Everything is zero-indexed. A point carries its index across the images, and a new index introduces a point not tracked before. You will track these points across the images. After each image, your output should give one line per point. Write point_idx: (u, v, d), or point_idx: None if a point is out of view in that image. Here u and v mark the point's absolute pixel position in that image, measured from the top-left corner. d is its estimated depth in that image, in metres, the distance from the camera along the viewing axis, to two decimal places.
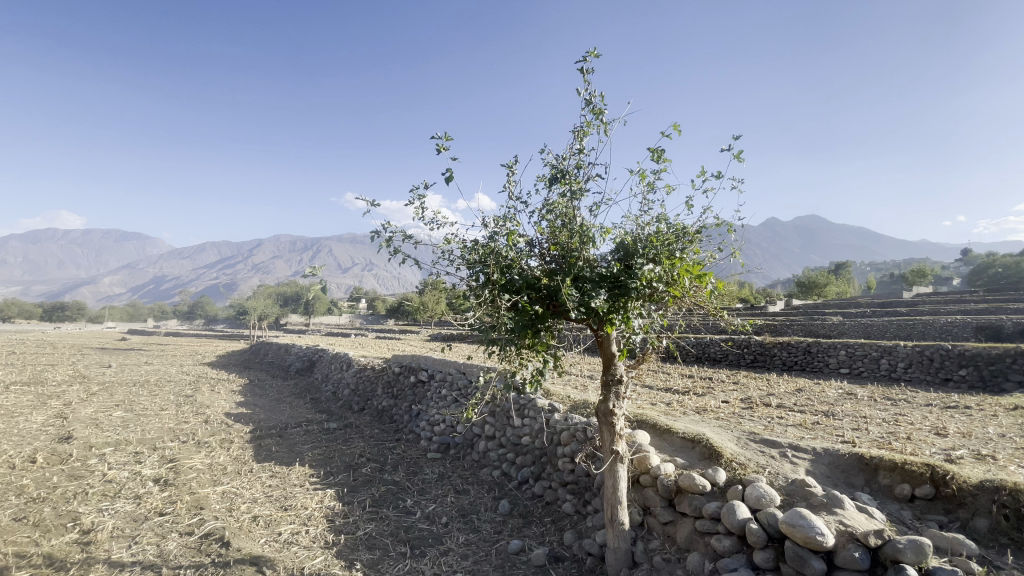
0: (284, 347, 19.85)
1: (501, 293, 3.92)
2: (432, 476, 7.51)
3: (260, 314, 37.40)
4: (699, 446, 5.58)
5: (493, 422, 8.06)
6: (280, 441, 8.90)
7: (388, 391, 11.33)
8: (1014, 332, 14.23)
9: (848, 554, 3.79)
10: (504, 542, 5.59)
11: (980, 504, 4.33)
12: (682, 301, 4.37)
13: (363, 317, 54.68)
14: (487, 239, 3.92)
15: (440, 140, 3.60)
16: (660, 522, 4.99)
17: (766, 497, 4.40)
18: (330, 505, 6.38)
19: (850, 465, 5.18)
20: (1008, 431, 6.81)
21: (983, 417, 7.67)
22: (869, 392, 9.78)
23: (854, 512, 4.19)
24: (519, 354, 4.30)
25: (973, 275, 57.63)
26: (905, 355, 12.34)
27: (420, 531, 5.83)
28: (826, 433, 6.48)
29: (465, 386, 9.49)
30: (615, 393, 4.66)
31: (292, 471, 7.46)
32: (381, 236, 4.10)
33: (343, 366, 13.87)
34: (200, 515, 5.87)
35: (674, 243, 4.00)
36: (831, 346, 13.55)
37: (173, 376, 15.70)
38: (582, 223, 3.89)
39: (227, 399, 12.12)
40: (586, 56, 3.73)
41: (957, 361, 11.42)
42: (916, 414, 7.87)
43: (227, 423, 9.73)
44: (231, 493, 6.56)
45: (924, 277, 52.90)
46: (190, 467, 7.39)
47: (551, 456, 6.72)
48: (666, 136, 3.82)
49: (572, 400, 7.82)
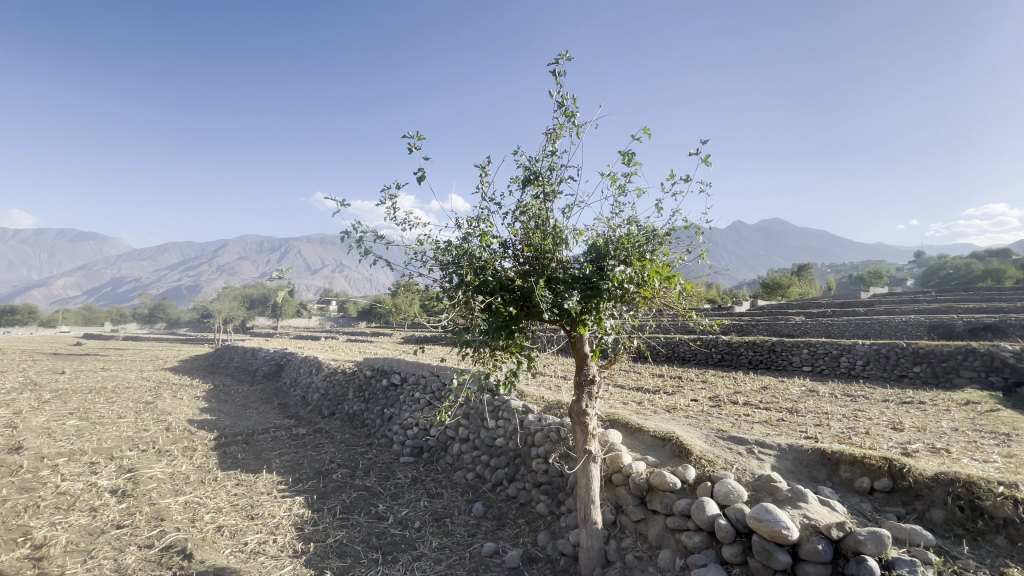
0: (251, 351, 19.27)
1: (475, 294, 3.87)
2: (404, 480, 7.40)
3: (226, 318, 36.28)
4: (670, 444, 5.68)
5: (467, 424, 8.01)
6: (246, 448, 8.62)
7: (360, 394, 11.13)
8: (964, 331, 15.00)
9: (812, 547, 3.91)
10: (477, 545, 5.54)
11: (935, 495, 4.55)
12: (653, 302, 4.43)
13: (335, 320, 53.68)
14: (460, 240, 3.88)
15: (411, 140, 3.56)
16: (631, 520, 5.04)
17: (734, 493, 4.53)
18: (298, 512, 6.21)
19: (813, 460, 5.36)
20: (960, 425, 7.18)
21: (937, 412, 8.05)
22: (831, 389, 10.14)
23: (817, 505, 4.35)
24: (493, 356, 4.28)
25: (926, 276, 60.40)
26: (863, 353, 12.86)
27: (392, 536, 5.73)
28: (791, 429, 6.68)
29: (438, 388, 9.40)
30: (587, 393, 4.68)
31: (259, 479, 7.24)
32: (351, 237, 4.02)
33: (313, 370, 13.57)
34: (161, 526, 5.63)
35: (644, 245, 4.06)
36: (794, 345, 14.00)
37: (132, 382, 15.03)
38: (555, 224, 3.91)
39: (190, 405, 11.69)
40: (558, 58, 3.77)
41: (912, 359, 11.96)
42: (875, 409, 8.21)
43: (191, 430, 9.39)
44: (194, 503, 6.31)
45: (879, 279, 55.44)
46: (150, 477, 7.08)
47: (525, 457, 6.73)
48: (636, 140, 3.88)
49: (546, 400, 7.86)
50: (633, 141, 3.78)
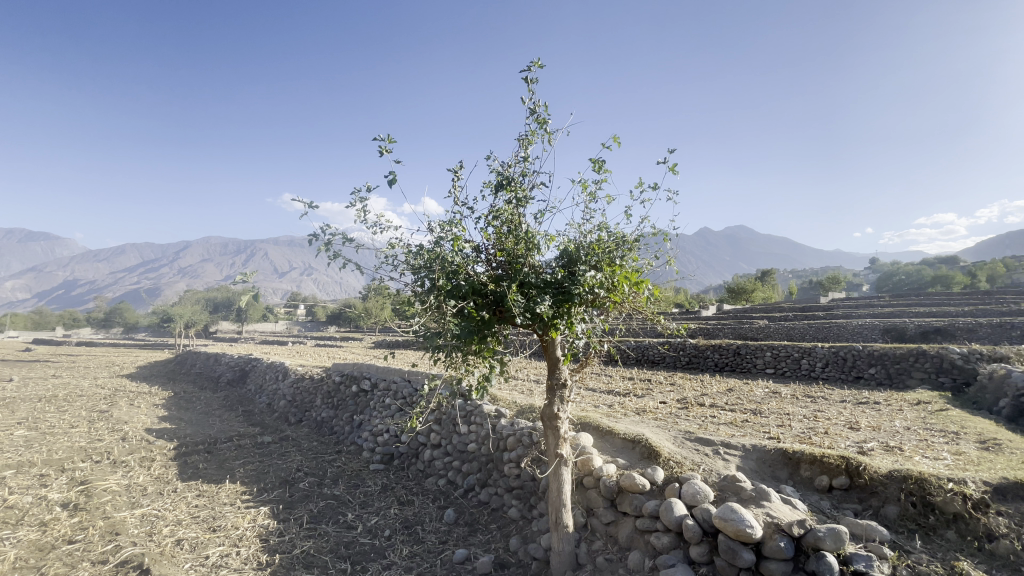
0: (213, 357, 18.61)
1: (447, 298, 3.83)
2: (374, 488, 7.26)
3: (188, 322, 34.86)
4: (639, 446, 5.77)
5: (438, 429, 7.93)
6: (208, 457, 8.31)
7: (328, 401, 10.89)
8: (915, 334, 15.76)
9: (774, 544, 4.04)
10: (449, 552, 5.49)
11: (889, 492, 4.77)
12: (623, 307, 4.48)
13: (303, 324, 52.33)
14: (432, 244, 3.86)
15: (382, 143, 3.53)
16: (602, 522, 5.08)
17: (701, 493, 4.63)
18: (264, 523, 6.02)
19: (776, 459, 5.52)
20: (912, 424, 7.54)
21: (891, 412, 8.44)
22: (792, 391, 10.49)
23: (779, 504, 4.49)
24: (465, 361, 4.27)
25: (880, 282, 63.23)
26: (822, 355, 13.38)
27: (361, 545, 5.62)
28: (755, 430, 6.89)
29: (410, 394, 9.28)
30: (559, 396, 4.71)
31: (222, 489, 6.99)
32: (319, 239, 3.95)
33: (279, 376, 13.21)
34: (116, 541, 5.35)
35: (614, 251, 4.14)
36: (758, 348, 14.44)
37: (85, 390, 14.30)
38: (527, 230, 3.94)
39: (148, 413, 11.18)
40: (530, 66, 3.80)
41: (867, 361, 12.50)
42: (834, 410, 8.53)
43: (149, 439, 8.99)
44: (152, 516, 6.04)
45: (837, 284, 57.84)
46: (104, 489, 6.74)
47: (497, 462, 6.73)
48: (606, 148, 3.95)
49: (518, 405, 7.86)
50: (604, 149, 3.84)
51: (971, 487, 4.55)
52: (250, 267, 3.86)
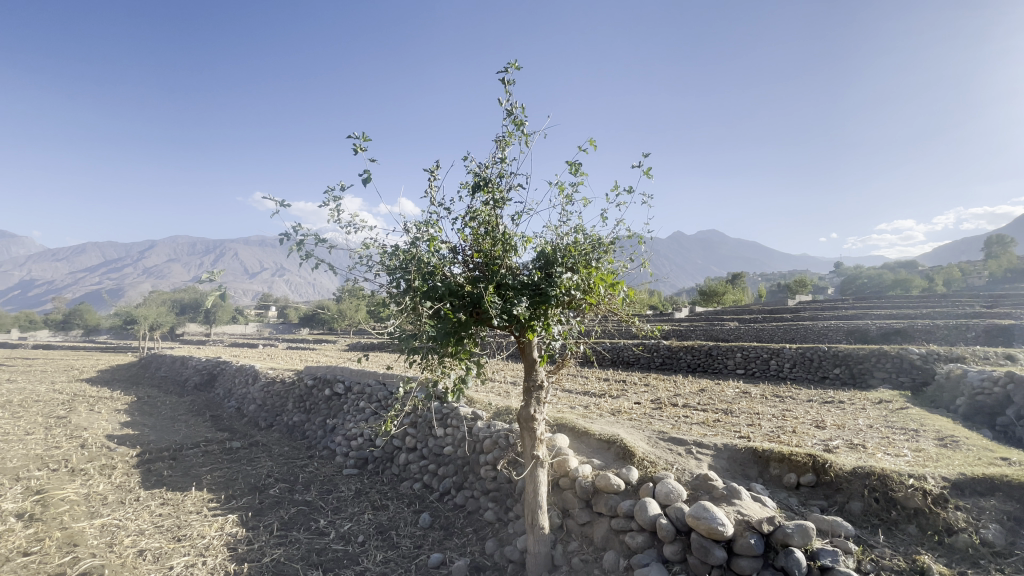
0: (180, 361, 18.00)
1: (422, 300, 3.80)
2: (347, 493, 7.13)
3: (152, 324, 33.61)
4: (614, 447, 5.82)
5: (414, 433, 7.85)
6: (174, 464, 8.02)
7: (300, 405, 10.66)
8: (876, 335, 16.38)
9: (745, 541, 4.12)
10: (424, 557, 5.42)
11: (854, 488, 4.93)
12: (598, 309, 4.52)
13: (274, 326, 51.09)
14: (408, 245, 3.81)
15: (356, 141, 3.47)
16: (577, 523, 5.10)
17: (674, 492, 4.69)
18: (232, 531, 5.84)
19: (746, 458, 5.64)
20: (874, 422, 7.82)
21: (855, 410, 8.74)
22: (762, 391, 10.77)
23: (749, 502, 4.60)
24: (441, 363, 4.25)
25: (845, 285, 65.44)
26: (790, 356, 13.77)
27: (334, 552, 5.50)
28: (726, 429, 7.04)
29: (385, 397, 9.16)
30: (535, 398, 4.72)
31: (187, 497, 6.75)
32: (291, 239, 3.86)
33: (249, 379, 12.87)
34: (74, 552, 5.11)
35: (590, 253, 4.18)
36: (730, 349, 14.78)
37: (41, 395, 13.64)
38: (504, 231, 3.95)
39: (110, 419, 10.73)
40: (507, 67, 3.80)
41: (833, 361, 12.92)
42: (801, 409, 8.79)
43: (110, 446, 8.62)
44: (112, 526, 5.79)
45: (804, 287, 59.62)
46: (61, 498, 6.42)
47: (473, 465, 6.69)
48: (583, 151, 3.98)
49: (495, 407, 7.85)
50: (581, 152, 3.87)
51: (931, 482, 4.74)
52: (217, 267, 3.75)
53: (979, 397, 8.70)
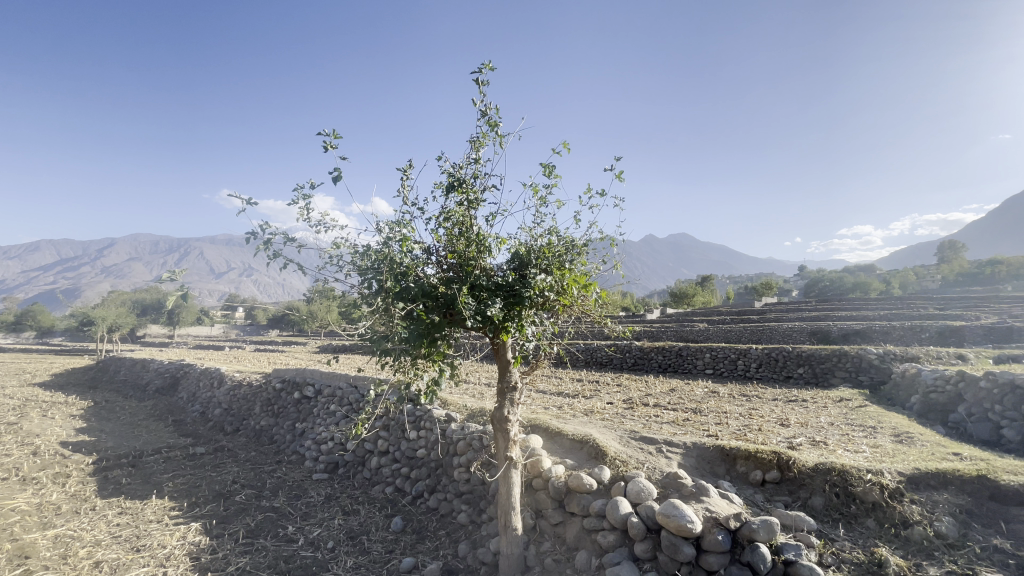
0: (140, 364, 17.31)
1: (395, 301, 3.75)
2: (317, 498, 6.97)
3: (111, 326, 32.15)
4: (587, 446, 5.87)
5: (386, 436, 7.75)
6: (133, 471, 7.69)
7: (268, 409, 10.39)
8: (837, 336, 17.02)
9: (713, 538, 4.22)
10: (395, 561, 5.35)
11: (816, 483, 5.10)
12: (572, 310, 4.56)
13: (242, 328, 49.55)
14: (381, 245, 3.77)
15: (327, 138, 3.40)
16: (550, 523, 5.12)
17: (645, 491, 4.76)
18: (195, 540, 5.64)
19: (714, 456, 5.77)
20: (834, 419, 8.13)
21: (816, 409, 9.06)
22: (729, 390, 11.06)
23: (717, 499, 4.71)
24: (414, 365, 4.21)
25: (809, 287, 67.62)
26: (756, 356, 14.17)
27: (302, 559, 5.38)
28: (695, 428, 7.19)
29: (356, 400, 9.01)
30: (509, 400, 4.72)
31: (147, 506, 6.49)
32: (257, 238, 3.75)
33: (214, 383, 12.47)
34: (25, 566, 4.86)
35: (564, 255, 4.22)
36: (699, 349, 15.12)
37: None
38: (479, 232, 3.94)
39: (64, 425, 10.22)
40: (482, 68, 3.80)
41: (797, 361, 13.36)
42: (767, 408, 9.05)
43: (64, 453, 8.21)
44: (67, 537, 5.52)
45: (770, 289, 61.44)
46: (10, 509, 6.09)
47: (446, 467, 6.65)
48: (556, 153, 4.01)
49: (468, 408, 7.81)
50: (554, 154, 3.91)
51: (888, 477, 4.95)
52: (179, 266, 3.61)
53: (933, 395, 9.13)
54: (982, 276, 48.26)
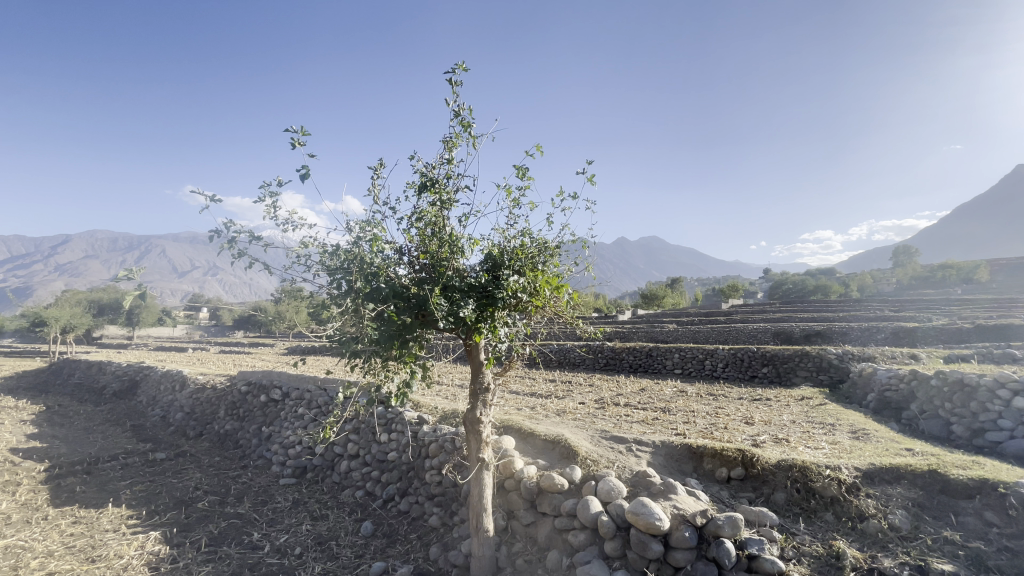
0: (96, 367, 16.53)
1: (365, 301, 3.70)
2: (284, 504, 6.81)
3: (64, 326, 30.58)
4: (559, 446, 5.92)
5: (357, 439, 7.64)
6: (88, 479, 7.36)
7: (234, 412, 10.09)
8: (799, 336, 17.65)
9: (680, 535, 4.32)
10: (365, 566, 5.26)
11: (778, 480, 5.28)
12: (545, 311, 4.57)
13: (206, 329, 47.91)
14: (351, 244, 3.73)
15: (295, 136, 3.35)
16: (522, 524, 5.14)
17: (615, 490, 4.83)
18: (155, 549, 5.44)
19: (682, 454, 5.89)
20: (796, 417, 8.42)
21: (779, 407, 9.37)
22: (697, 389, 11.33)
23: (684, 496, 4.81)
24: (385, 367, 4.16)
25: (774, 289, 69.77)
26: (723, 356, 14.55)
27: (268, 566, 5.24)
28: (664, 427, 7.33)
29: (325, 403, 8.84)
30: (482, 401, 4.71)
31: (103, 514, 6.22)
32: (222, 237, 3.64)
33: (177, 386, 12.04)
34: None
35: (536, 257, 4.24)
36: (668, 350, 15.44)
37: None
38: (451, 233, 3.94)
39: (12, 431, 9.69)
40: (455, 68, 3.81)
41: (761, 361, 13.78)
42: (732, 406, 9.31)
43: (12, 461, 7.78)
44: (16, 549, 5.25)
45: (736, 291, 63.14)
46: None
47: (417, 470, 6.60)
48: (529, 156, 4.05)
49: (441, 410, 7.76)
50: (527, 156, 3.94)
51: (845, 472, 5.16)
52: (137, 265, 3.47)
53: (888, 392, 9.57)
54: (933, 279, 50.84)
